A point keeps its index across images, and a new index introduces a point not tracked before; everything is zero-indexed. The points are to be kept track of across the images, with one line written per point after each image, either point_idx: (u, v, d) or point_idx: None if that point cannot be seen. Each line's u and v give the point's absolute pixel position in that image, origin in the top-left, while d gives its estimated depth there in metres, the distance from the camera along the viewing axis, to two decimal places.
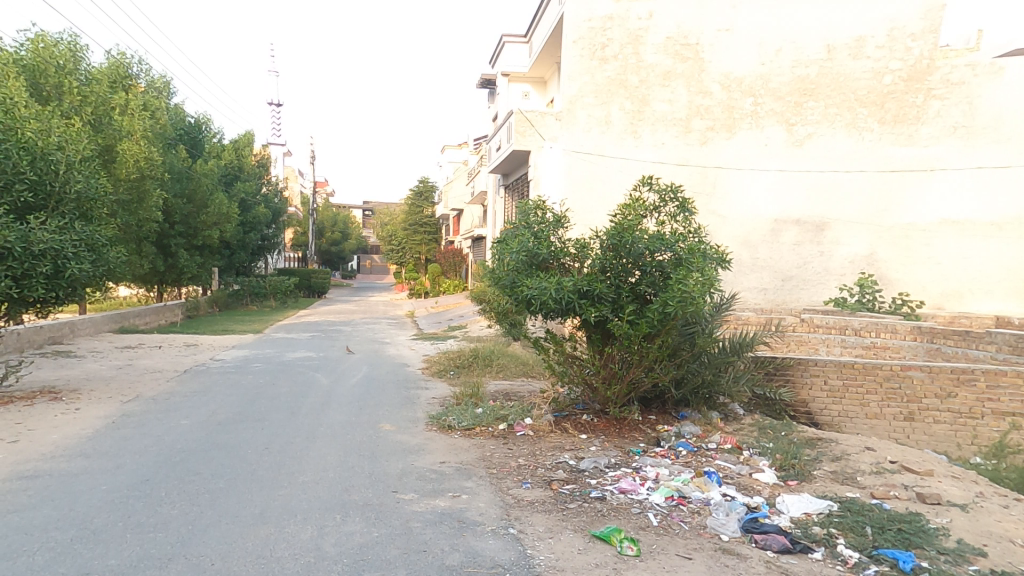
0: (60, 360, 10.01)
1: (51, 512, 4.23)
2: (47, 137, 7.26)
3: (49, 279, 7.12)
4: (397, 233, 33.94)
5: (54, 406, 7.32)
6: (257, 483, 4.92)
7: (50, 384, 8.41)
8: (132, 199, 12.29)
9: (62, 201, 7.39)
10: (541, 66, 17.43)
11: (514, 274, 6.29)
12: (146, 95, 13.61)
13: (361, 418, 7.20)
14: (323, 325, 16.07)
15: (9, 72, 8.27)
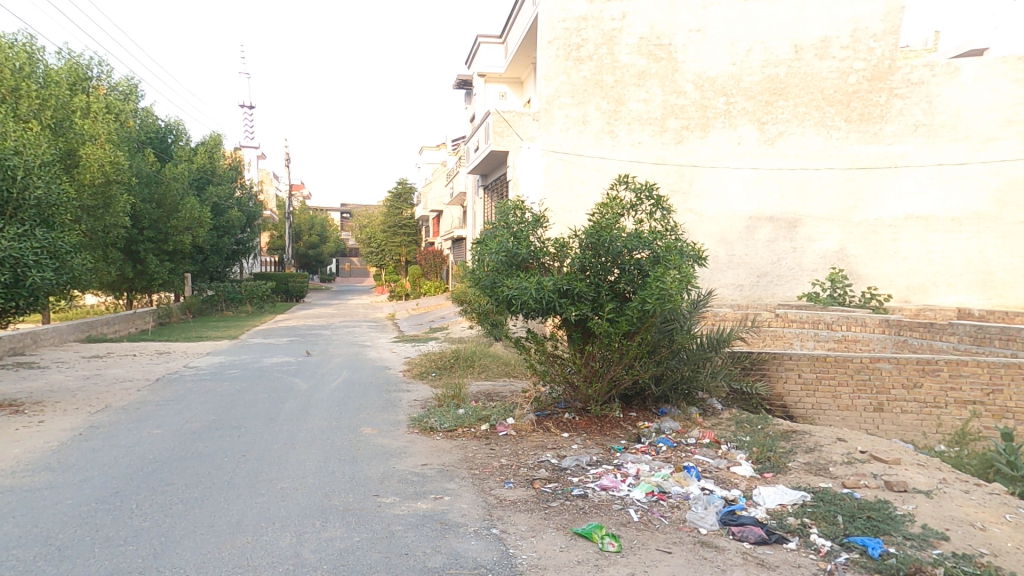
0: (23, 371, 9.69)
1: (15, 528, 4.10)
2: (3, 142, 7.07)
3: (9, 289, 6.90)
4: (377, 236, 33.70)
5: (18, 419, 7.10)
6: (233, 492, 4.83)
7: (12, 397, 8.14)
8: (98, 204, 11.96)
9: (21, 207, 7.18)
10: (517, 66, 17.46)
11: (493, 274, 6.31)
12: (109, 98, 13.27)
13: (342, 423, 7.14)
14: (302, 330, 15.85)
15: None
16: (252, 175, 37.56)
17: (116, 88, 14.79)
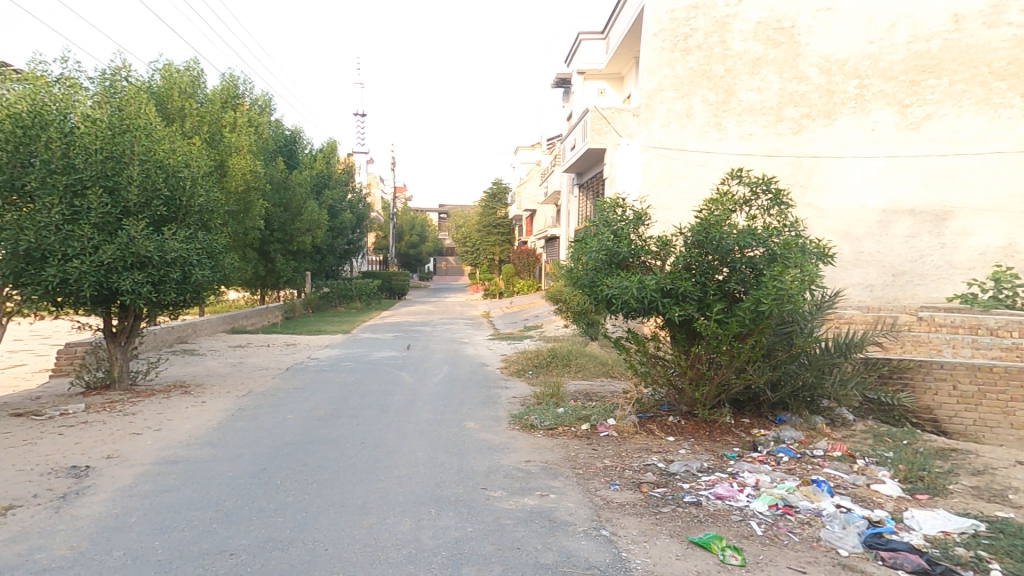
0: (187, 357, 11.23)
1: (192, 493, 4.91)
2: (176, 159, 8.53)
3: (180, 285, 8.35)
4: (472, 235, 34.64)
5: (185, 399, 8.32)
6: (356, 476, 5.18)
7: (181, 380, 9.59)
8: (239, 210, 13.29)
9: (188, 214, 8.65)
10: (618, 62, 17.21)
11: (593, 273, 6.19)
12: (251, 112, 14.72)
13: (447, 416, 7.40)
14: (404, 326, 16.65)
15: (144, 101, 9.69)
16: (362, 179, 40.37)
17: (257, 102, 16.38)
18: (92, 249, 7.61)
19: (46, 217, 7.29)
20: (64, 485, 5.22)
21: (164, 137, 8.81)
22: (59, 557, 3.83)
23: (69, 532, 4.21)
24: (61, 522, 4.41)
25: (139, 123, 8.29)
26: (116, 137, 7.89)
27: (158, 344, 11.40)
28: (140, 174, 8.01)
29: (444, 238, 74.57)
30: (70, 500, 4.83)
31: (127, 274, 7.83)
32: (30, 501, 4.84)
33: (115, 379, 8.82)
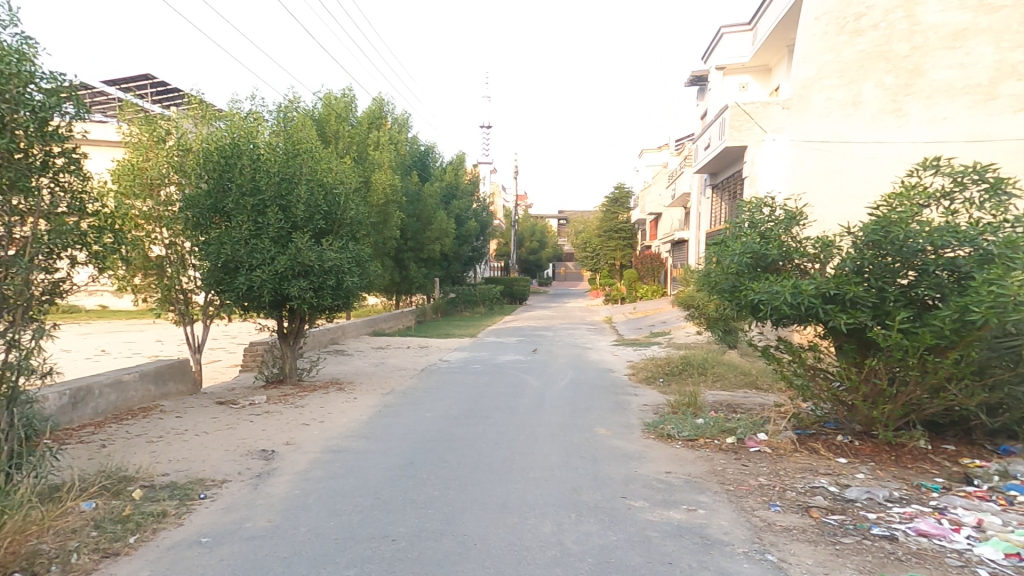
0: (339, 356, 12.45)
1: (355, 480, 5.42)
2: (333, 177, 9.51)
3: (335, 290, 9.25)
4: (592, 240, 34.46)
5: (341, 394, 9.23)
6: (494, 475, 5.31)
7: (336, 377, 10.68)
8: (380, 222, 14.46)
9: (341, 227, 9.58)
10: (765, 54, 16.23)
11: (735, 278, 5.77)
12: (391, 130, 16.08)
13: (577, 421, 7.34)
14: (527, 330, 16.93)
15: (306, 128, 10.96)
16: (487, 188, 42.08)
17: (395, 120, 17.70)
18: (269, 260, 8.70)
19: (239, 234, 8.58)
20: (258, 465, 6.11)
21: (325, 160, 10.00)
22: (262, 528, 4.51)
23: (266, 507, 4.93)
24: (260, 497, 5.18)
25: (304, 148, 9.41)
26: (290, 161, 9.10)
27: (317, 345, 12.73)
28: (306, 192, 9.01)
29: (563, 243, 75.25)
30: (264, 479, 5.65)
31: (295, 281, 8.81)
32: (237, 477, 5.76)
33: (287, 375, 10.06)
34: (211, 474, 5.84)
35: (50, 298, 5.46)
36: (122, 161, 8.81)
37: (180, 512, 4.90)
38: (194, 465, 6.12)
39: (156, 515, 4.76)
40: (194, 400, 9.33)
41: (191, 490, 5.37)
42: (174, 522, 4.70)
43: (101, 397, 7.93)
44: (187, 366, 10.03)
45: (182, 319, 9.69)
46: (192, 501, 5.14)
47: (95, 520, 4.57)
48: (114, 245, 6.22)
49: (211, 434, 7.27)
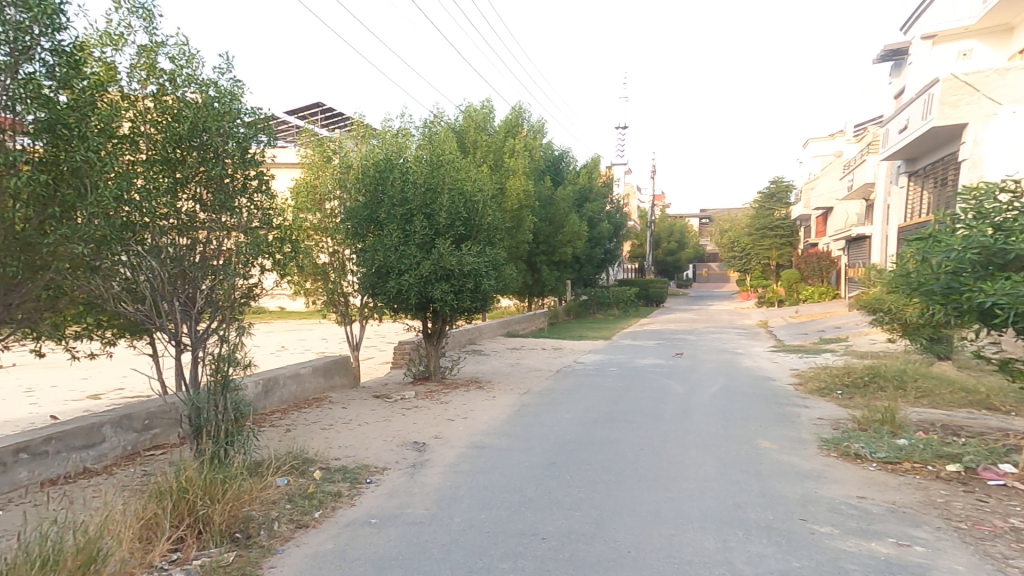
0: (477, 356, 12.98)
1: (501, 476, 5.62)
2: (472, 186, 10.00)
3: (474, 293, 9.69)
4: (741, 239, 32.44)
5: (481, 392, 9.60)
6: (642, 482, 5.18)
7: (474, 376, 11.13)
8: (514, 227, 14.86)
9: (480, 232, 10.01)
10: (1000, 14, 14.18)
11: (951, 278, 5.12)
12: (526, 137, 16.58)
13: (733, 432, 6.87)
14: (667, 334, 16.32)
15: (447, 139, 11.64)
16: (621, 188, 41.59)
17: (530, 127, 18.11)
18: (416, 265, 9.33)
19: (390, 241, 9.30)
20: (412, 455, 6.54)
21: (465, 170, 10.50)
22: (421, 514, 4.83)
23: (423, 495, 5.27)
24: (417, 486, 5.56)
25: (447, 160, 9.99)
26: (433, 172, 9.72)
27: (457, 345, 13.40)
28: (448, 201, 9.52)
29: (705, 243, 71.63)
30: (419, 469, 6.03)
31: (437, 284, 9.37)
32: (396, 465, 6.22)
33: (431, 372, 10.70)
34: (374, 461, 6.37)
35: (248, 300, 6.45)
36: (298, 181, 10.07)
37: (352, 493, 5.40)
38: (360, 452, 6.72)
39: (333, 494, 5.31)
40: (355, 393, 10.29)
41: (359, 474, 5.90)
42: (348, 502, 5.20)
43: (284, 386, 9.06)
44: (349, 362, 11.10)
45: (343, 320, 10.72)
46: (361, 485, 5.64)
47: (288, 494, 5.20)
48: (294, 254, 6.89)
49: (371, 425, 7.94)
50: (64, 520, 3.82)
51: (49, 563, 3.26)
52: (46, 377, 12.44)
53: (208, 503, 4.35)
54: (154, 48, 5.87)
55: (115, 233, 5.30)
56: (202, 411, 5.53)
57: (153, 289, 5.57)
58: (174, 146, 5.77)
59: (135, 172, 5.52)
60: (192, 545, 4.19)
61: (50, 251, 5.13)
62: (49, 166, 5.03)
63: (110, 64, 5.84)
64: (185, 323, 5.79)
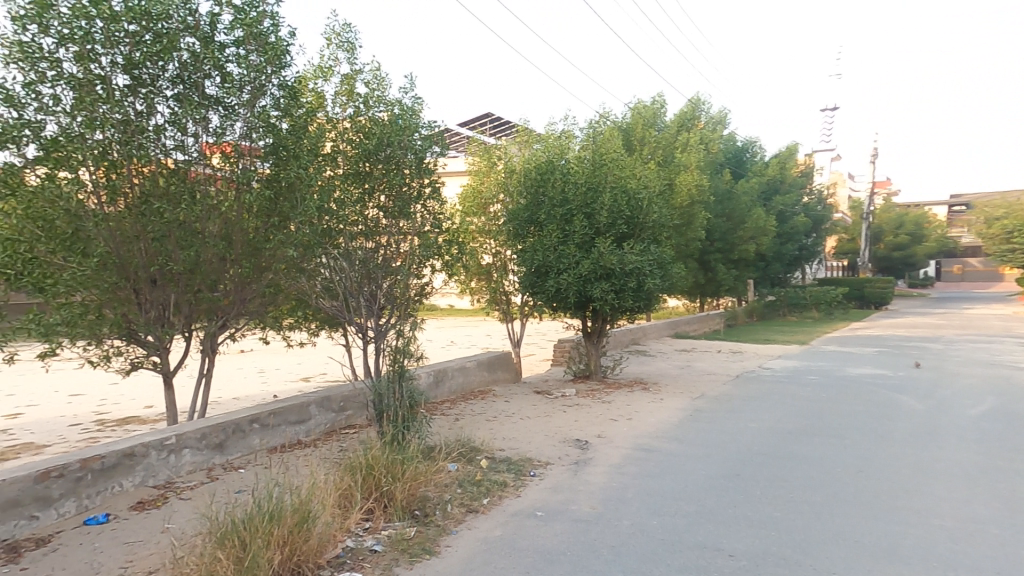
0: (641, 357, 12.54)
1: (673, 482, 5.29)
2: (635, 182, 9.74)
3: (637, 292, 9.36)
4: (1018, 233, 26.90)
5: (648, 394, 9.22)
6: (852, 510, 4.49)
7: (639, 377, 10.77)
8: (684, 224, 14.14)
9: (643, 229, 9.66)
10: None
11: None
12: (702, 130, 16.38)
13: (993, 464, 5.58)
14: (893, 344, 14.17)
15: (613, 138, 11.58)
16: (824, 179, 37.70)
17: (710, 120, 18.03)
18: (574, 264, 9.27)
19: (549, 241, 9.35)
20: (574, 453, 6.45)
21: (630, 166, 10.20)
22: (587, 512, 4.71)
23: (587, 493, 5.13)
24: (580, 483, 5.44)
25: (610, 158, 9.82)
26: (595, 171, 9.61)
27: (618, 344, 13.10)
28: (610, 200, 9.33)
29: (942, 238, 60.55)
30: (581, 467, 5.92)
31: (597, 283, 9.20)
32: (558, 461, 6.18)
33: (592, 371, 10.54)
34: (537, 455, 6.42)
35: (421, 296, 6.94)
36: (466, 187, 10.60)
37: (517, 485, 5.48)
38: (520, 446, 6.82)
39: (500, 484, 5.44)
40: (517, 387, 10.56)
41: (523, 467, 5.97)
42: (513, 493, 5.28)
43: (453, 377, 9.66)
44: (510, 357, 11.39)
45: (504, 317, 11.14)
46: (525, 477, 5.70)
47: (459, 480, 5.44)
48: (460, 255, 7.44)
49: (532, 420, 8.04)
50: (282, 483, 4.43)
51: (273, 516, 3.80)
52: (274, 361, 15.06)
53: (391, 480, 4.74)
54: (353, 76, 6.66)
55: (317, 239, 6.21)
56: (384, 397, 6.06)
57: (346, 285, 6.17)
58: (364, 160, 6.52)
59: (331, 186, 6.35)
60: (381, 517, 4.61)
61: (270, 256, 6.45)
62: (271, 184, 6.37)
63: (321, 93, 6.84)
64: (370, 317, 6.38)
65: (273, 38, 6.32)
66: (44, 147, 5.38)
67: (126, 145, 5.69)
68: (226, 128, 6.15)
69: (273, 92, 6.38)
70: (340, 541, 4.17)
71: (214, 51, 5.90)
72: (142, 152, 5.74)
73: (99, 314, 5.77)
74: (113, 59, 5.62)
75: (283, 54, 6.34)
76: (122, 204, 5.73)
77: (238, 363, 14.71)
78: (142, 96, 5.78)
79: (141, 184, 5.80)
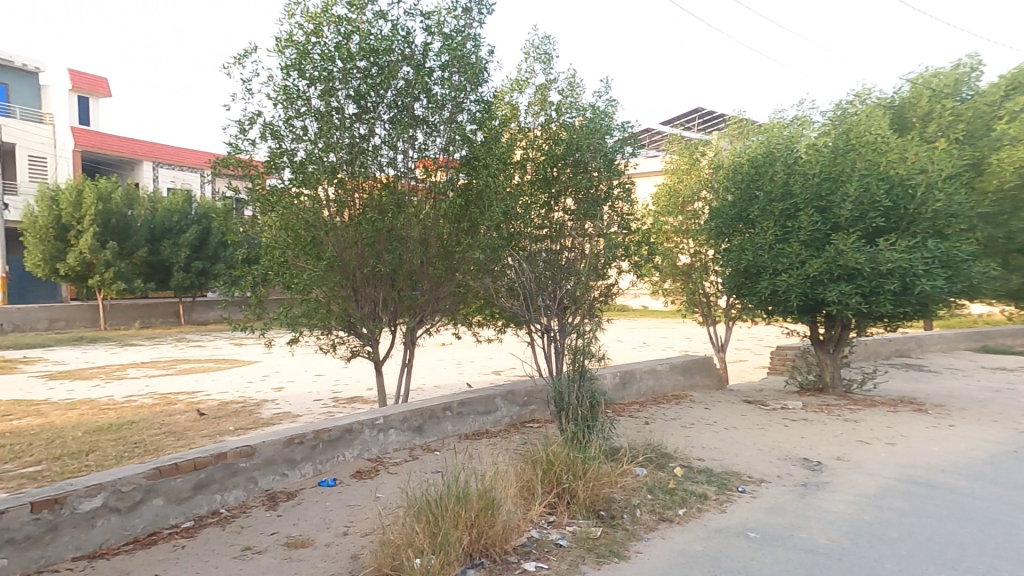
0: (916, 373, 11.40)
1: (971, 531, 4.36)
2: (906, 165, 7.94)
3: (898, 297, 7.70)
4: None
5: (924, 417, 7.88)
6: None
7: (908, 397, 9.25)
8: (1003, 209, 12.26)
9: (915, 222, 7.86)
10: None
11: None
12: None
13: None
14: None
15: (877, 120, 9.81)
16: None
17: None
18: (799, 264, 7.92)
19: (763, 240, 8.21)
20: (800, 474, 5.66)
21: (895, 148, 8.39)
22: (825, 545, 4.12)
23: (823, 522, 4.49)
24: (811, 509, 4.77)
25: (865, 141, 8.13)
26: (835, 158, 7.97)
27: (869, 354, 12.47)
28: (857, 189, 7.69)
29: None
30: (814, 491, 5.18)
31: (834, 286, 7.71)
32: (777, 480, 5.48)
33: (828, 385, 9.17)
34: (746, 470, 5.75)
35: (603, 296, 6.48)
36: (661, 186, 10.31)
37: (720, 499, 4.98)
38: (720, 458, 6.16)
39: (698, 495, 4.98)
40: (718, 395, 9.67)
41: (728, 480, 5.41)
42: (716, 507, 4.82)
43: (641, 381, 9.22)
44: (711, 363, 10.62)
45: (705, 319, 10.42)
46: (730, 492, 5.16)
47: (647, 484, 5.06)
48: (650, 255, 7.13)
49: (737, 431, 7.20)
50: (469, 469, 4.63)
51: (460, 500, 3.99)
52: (469, 355, 16.41)
53: (572, 479, 4.63)
54: (548, 85, 6.71)
55: (503, 243, 6.31)
56: (563, 396, 5.72)
57: (527, 286, 5.98)
58: (552, 164, 6.70)
59: (520, 191, 6.60)
60: (563, 512, 4.52)
61: (460, 259, 6.93)
62: (464, 193, 6.88)
63: (515, 105, 7.26)
64: (553, 316, 6.00)
65: (474, 58, 6.89)
66: (294, 170, 6.58)
67: (351, 164, 6.68)
68: (428, 144, 6.91)
69: (469, 107, 6.94)
70: (524, 530, 4.22)
71: (425, 76, 6.63)
72: (364, 170, 6.67)
73: (327, 309, 6.84)
74: (347, 92, 6.58)
75: (482, 71, 6.86)
76: (346, 215, 6.72)
77: (439, 355, 16.39)
78: (365, 121, 6.71)
79: (361, 198, 6.75)
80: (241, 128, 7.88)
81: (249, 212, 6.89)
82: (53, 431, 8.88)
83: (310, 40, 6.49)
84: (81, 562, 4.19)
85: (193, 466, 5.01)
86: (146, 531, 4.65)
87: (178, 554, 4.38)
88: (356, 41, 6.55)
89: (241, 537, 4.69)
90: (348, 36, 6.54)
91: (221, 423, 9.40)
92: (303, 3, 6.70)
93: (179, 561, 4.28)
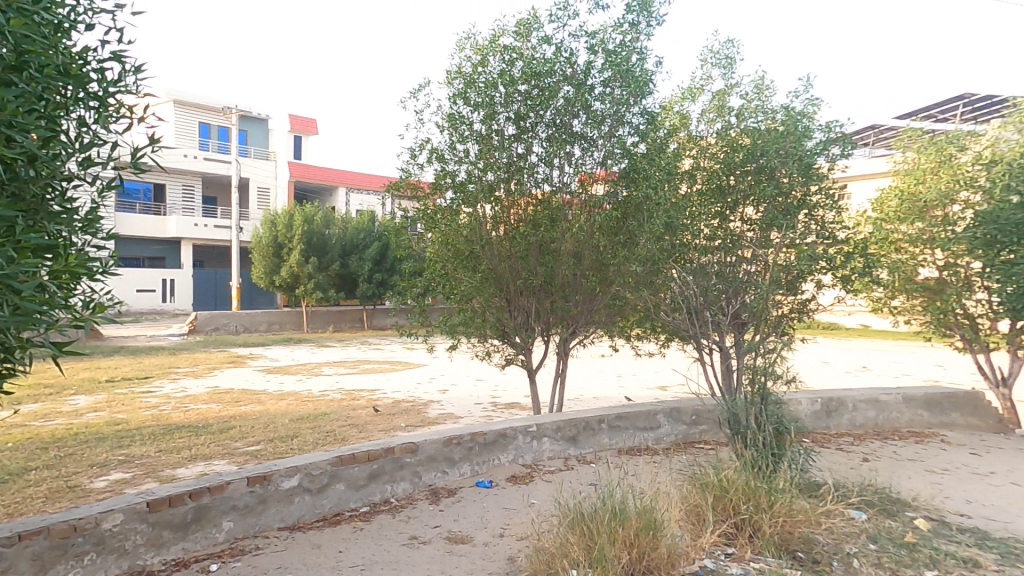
0: None
1: None
2: None
3: None
4: None
5: None
6: None
7: None
8: None
9: None
10: None
11: None
12: None
13: None
14: None
15: None
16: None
17: None
18: None
19: None
20: None
21: None
22: None
23: None
24: None
25: None
26: None
27: None
28: None
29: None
30: None
31: None
32: None
33: None
34: None
35: (797, 315, 5.94)
36: (890, 189, 8.86)
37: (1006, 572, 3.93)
38: (1006, 520, 5.06)
39: (960, 560, 4.07)
40: (980, 438, 8.06)
41: (1018, 550, 4.31)
42: None
43: (857, 410, 8.17)
44: (985, 401, 8.68)
45: (969, 345, 8.52)
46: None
47: (870, 532, 4.38)
48: (866, 268, 5.85)
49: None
50: (627, 484, 4.55)
51: (617, 517, 3.90)
52: (629, 369, 16.02)
53: (752, 509, 4.22)
54: (729, 90, 6.34)
55: (664, 255, 5.86)
56: (739, 417, 5.44)
57: (693, 300, 5.81)
58: (728, 172, 5.91)
59: (686, 201, 5.90)
60: (745, 546, 4.13)
61: (618, 271, 6.76)
62: (621, 205, 6.77)
63: (685, 114, 6.60)
64: (727, 334, 5.83)
65: (638, 71, 6.85)
66: (456, 190, 7.10)
67: (508, 182, 7.02)
68: (585, 158, 6.98)
69: (634, 119, 6.97)
70: (696, 557, 3.93)
71: (584, 93, 6.77)
72: (520, 187, 6.99)
73: (483, 319, 7.28)
74: (508, 115, 6.94)
75: (646, 84, 6.80)
76: (502, 229, 7.08)
77: (597, 368, 16.27)
78: (523, 140, 6.98)
79: (518, 214, 7.05)
80: (411, 154, 8.75)
81: (418, 230, 7.55)
82: (268, 417, 10.65)
83: (477, 70, 6.98)
84: (284, 532, 4.92)
85: (367, 457, 5.59)
86: (333, 511, 5.32)
87: (358, 535, 4.93)
88: (519, 67, 6.91)
89: (409, 527, 5.12)
90: (512, 63, 6.93)
91: (394, 419, 10.43)
92: (472, 38, 7.24)
93: (358, 541, 4.81)
